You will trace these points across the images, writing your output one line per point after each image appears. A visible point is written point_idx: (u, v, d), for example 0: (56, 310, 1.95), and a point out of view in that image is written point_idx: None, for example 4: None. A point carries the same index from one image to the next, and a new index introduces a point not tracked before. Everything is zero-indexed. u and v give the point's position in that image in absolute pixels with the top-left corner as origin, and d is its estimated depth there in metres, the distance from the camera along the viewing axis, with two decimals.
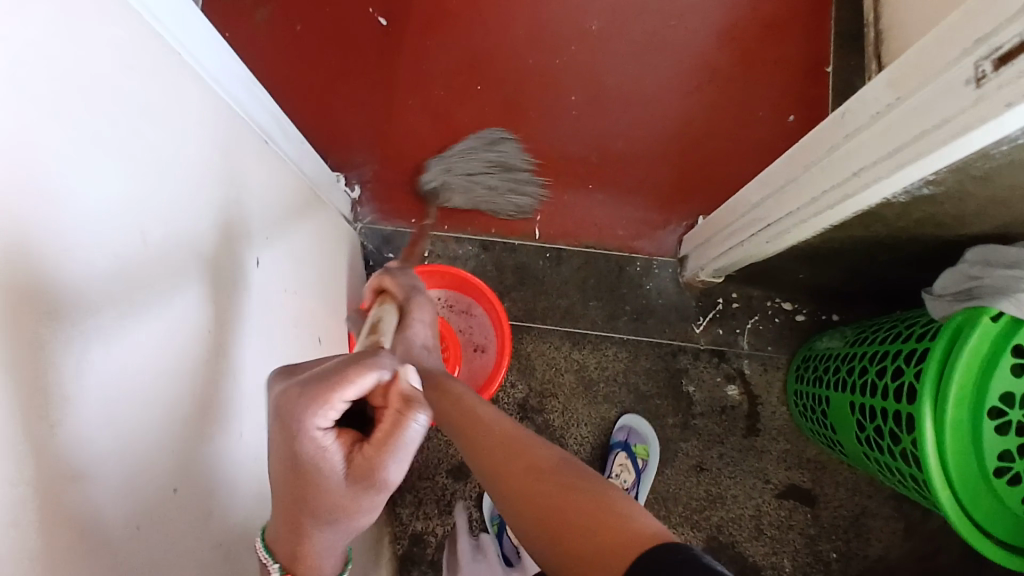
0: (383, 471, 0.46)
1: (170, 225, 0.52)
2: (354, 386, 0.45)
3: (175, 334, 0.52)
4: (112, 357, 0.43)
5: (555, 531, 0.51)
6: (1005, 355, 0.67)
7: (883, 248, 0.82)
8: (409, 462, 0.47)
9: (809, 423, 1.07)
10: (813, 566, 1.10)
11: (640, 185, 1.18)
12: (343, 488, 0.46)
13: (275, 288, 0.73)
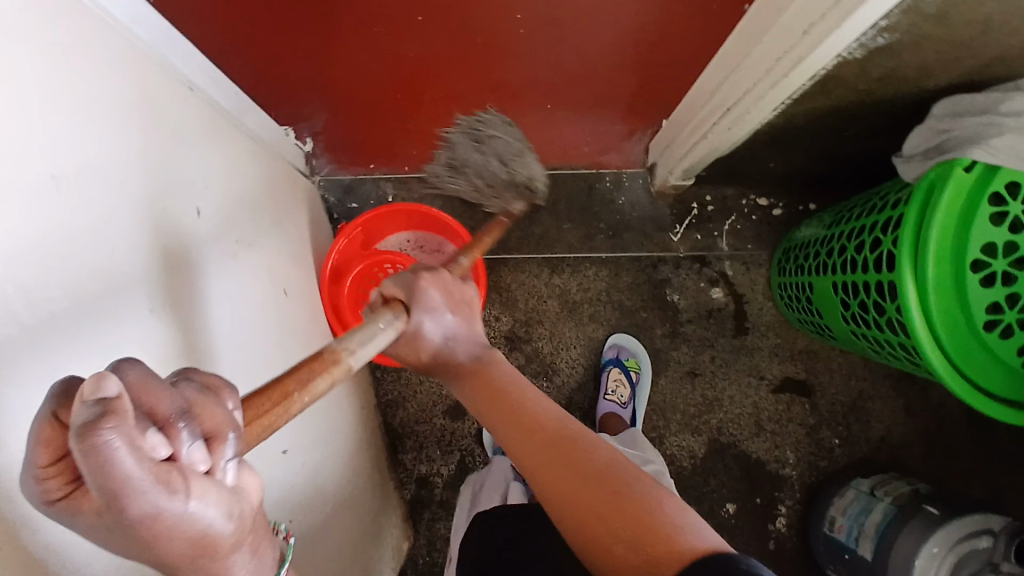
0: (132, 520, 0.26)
1: (94, 179, 0.48)
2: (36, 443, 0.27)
3: (118, 296, 0.48)
4: (48, 321, 0.40)
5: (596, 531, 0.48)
6: (982, 204, 0.66)
7: (850, 118, 0.79)
8: (150, 491, 0.26)
9: (797, 314, 1.06)
10: (817, 455, 1.10)
11: (605, 99, 1.07)
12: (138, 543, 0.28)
13: (229, 244, 0.69)
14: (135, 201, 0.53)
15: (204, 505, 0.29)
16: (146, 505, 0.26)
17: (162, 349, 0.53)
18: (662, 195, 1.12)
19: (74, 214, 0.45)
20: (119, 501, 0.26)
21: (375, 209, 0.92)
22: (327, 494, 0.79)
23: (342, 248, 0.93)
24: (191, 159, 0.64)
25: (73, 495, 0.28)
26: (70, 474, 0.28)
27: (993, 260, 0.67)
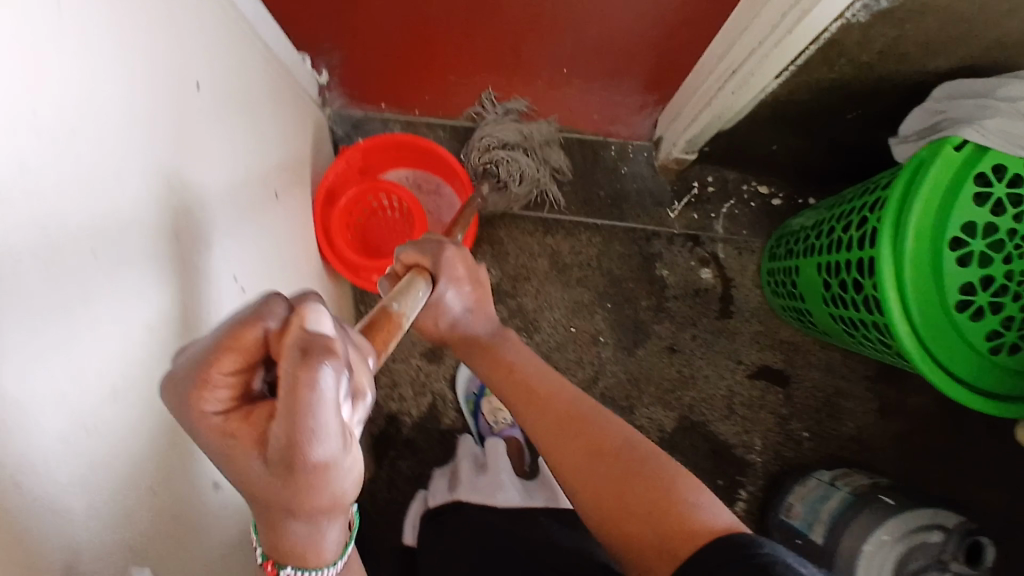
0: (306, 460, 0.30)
1: (114, 29, 0.46)
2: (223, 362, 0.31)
3: (123, 149, 0.47)
4: (63, 149, 0.40)
5: (614, 511, 0.57)
6: (968, 183, 0.66)
7: (853, 96, 0.79)
8: (337, 438, 0.30)
9: (781, 300, 1.07)
10: (784, 445, 1.11)
11: (620, 70, 1.09)
12: (279, 484, 0.31)
13: (229, 133, 0.68)
14: (150, 75, 0.52)
15: (351, 461, 0.33)
16: (328, 450, 0.30)
17: (165, 221, 0.52)
18: (664, 170, 1.12)
19: (92, 65, 0.43)
20: (305, 439, 0.29)
21: (379, 137, 0.92)
22: None
23: (339, 172, 0.93)
24: (194, 40, 0.60)
25: (231, 420, 0.32)
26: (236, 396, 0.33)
27: (971, 240, 0.67)
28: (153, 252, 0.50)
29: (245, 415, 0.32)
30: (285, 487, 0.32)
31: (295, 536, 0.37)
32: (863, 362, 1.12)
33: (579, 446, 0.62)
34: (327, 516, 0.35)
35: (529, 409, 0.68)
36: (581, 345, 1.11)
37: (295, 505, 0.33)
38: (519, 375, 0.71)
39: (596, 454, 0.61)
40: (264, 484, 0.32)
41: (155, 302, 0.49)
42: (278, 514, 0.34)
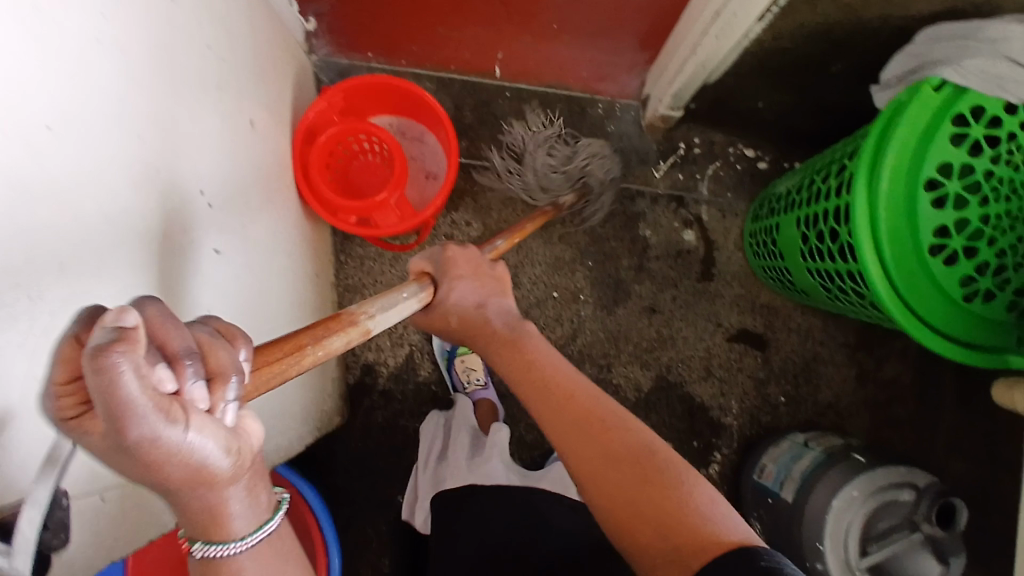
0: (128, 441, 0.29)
1: None
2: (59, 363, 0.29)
3: (95, 32, 0.44)
4: (31, 12, 0.37)
5: (624, 519, 0.51)
6: (944, 125, 0.67)
7: (837, 45, 0.79)
8: (155, 419, 0.29)
9: (762, 263, 1.07)
10: (760, 409, 1.11)
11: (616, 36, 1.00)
12: (135, 465, 0.31)
13: (206, 49, 0.64)
14: None
15: (199, 438, 0.32)
16: (151, 427, 0.29)
17: (132, 123, 0.49)
18: (651, 129, 1.12)
19: None
20: (122, 423, 0.28)
21: (362, 77, 0.91)
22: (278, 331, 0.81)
23: (321, 111, 0.92)
24: None
25: (81, 420, 0.30)
26: (82, 397, 0.30)
27: (947, 181, 0.67)
28: (116, 160, 0.47)
29: (87, 418, 0.30)
30: (149, 468, 0.31)
31: (201, 507, 0.37)
32: (843, 329, 1.12)
33: (595, 450, 0.55)
34: (217, 485, 0.36)
35: (542, 409, 0.61)
36: (561, 303, 1.11)
37: (175, 480, 0.33)
38: (537, 374, 0.64)
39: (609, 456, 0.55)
40: (128, 468, 0.31)
41: (122, 206, 0.47)
42: (169, 491, 0.35)
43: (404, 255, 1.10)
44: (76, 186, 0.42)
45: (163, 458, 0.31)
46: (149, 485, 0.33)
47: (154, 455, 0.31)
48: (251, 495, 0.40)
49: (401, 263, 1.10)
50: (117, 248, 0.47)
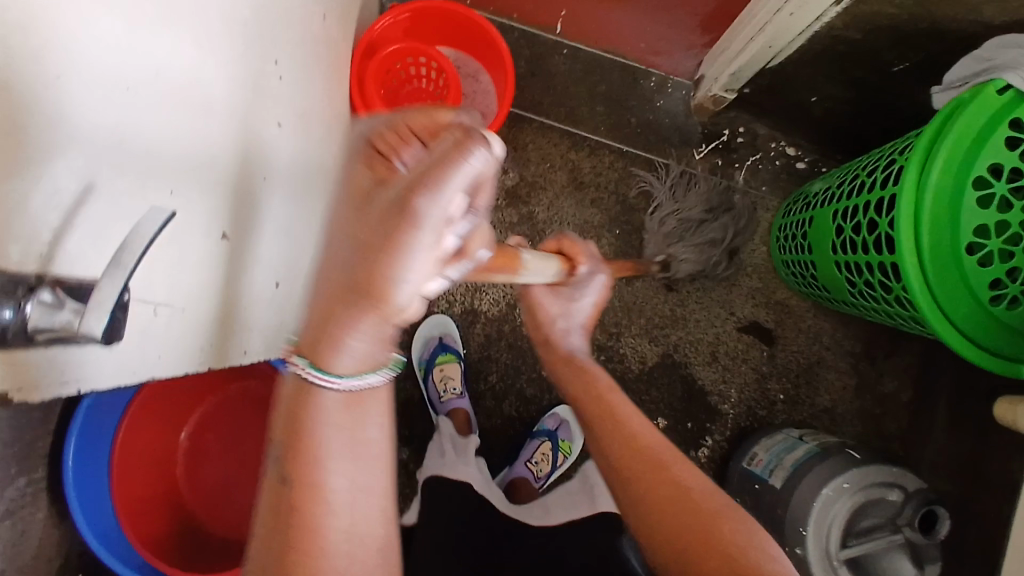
0: (416, 203, 0.37)
1: None
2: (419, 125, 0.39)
3: None
4: None
5: (695, 551, 0.58)
6: (1000, 126, 0.67)
7: (906, 42, 0.80)
8: (449, 202, 0.36)
9: (786, 257, 1.08)
10: (758, 403, 1.12)
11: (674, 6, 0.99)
12: (380, 228, 0.38)
13: None
14: None
15: (431, 262, 0.39)
16: (441, 217, 0.37)
17: None
18: (699, 110, 1.13)
19: None
20: (432, 191, 0.36)
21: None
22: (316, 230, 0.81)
23: (385, 27, 0.93)
24: None
25: (378, 170, 0.39)
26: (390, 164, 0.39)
27: (994, 182, 0.68)
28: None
29: (383, 166, 0.39)
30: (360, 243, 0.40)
31: (347, 322, 0.43)
32: (851, 338, 1.13)
33: (654, 480, 0.65)
34: (387, 304, 0.41)
35: (607, 433, 0.72)
36: None
37: (361, 275, 0.40)
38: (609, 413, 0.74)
39: (683, 508, 0.62)
40: (374, 229, 0.38)
41: (218, 40, 0.48)
42: (354, 282, 0.41)
43: None
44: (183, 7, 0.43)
45: (395, 248, 0.38)
46: (355, 258, 0.40)
47: (383, 240, 0.38)
48: (371, 342, 0.44)
49: None
50: (201, 75, 0.47)
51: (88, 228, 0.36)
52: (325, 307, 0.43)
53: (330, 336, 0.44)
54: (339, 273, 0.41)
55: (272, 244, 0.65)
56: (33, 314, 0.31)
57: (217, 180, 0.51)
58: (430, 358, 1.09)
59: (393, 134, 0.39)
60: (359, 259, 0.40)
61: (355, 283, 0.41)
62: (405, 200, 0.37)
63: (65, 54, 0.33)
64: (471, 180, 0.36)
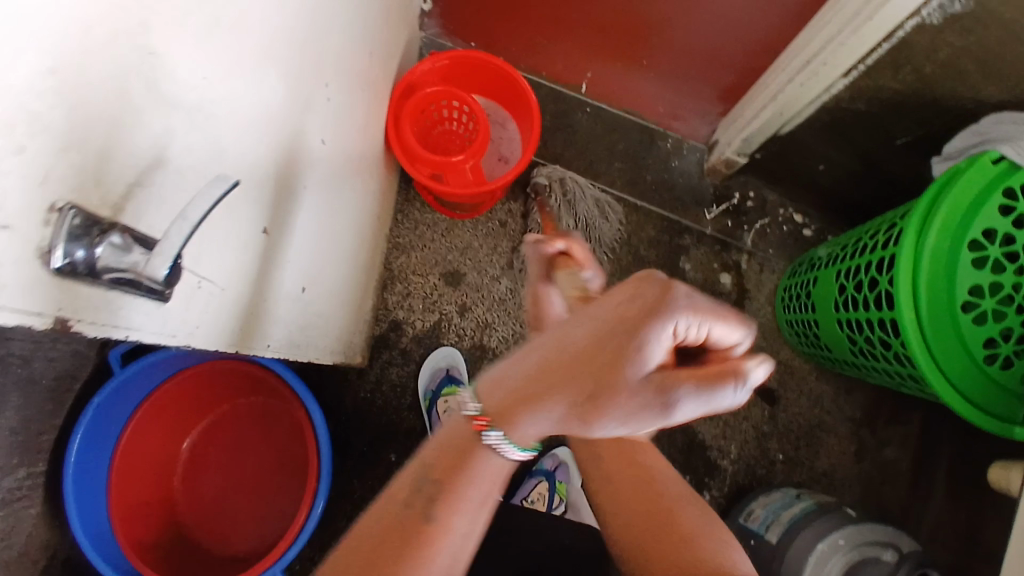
0: (682, 403, 0.44)
1: None
2: (718, 328, 0.46)
3: None
4: None
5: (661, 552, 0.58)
6: (995, 194, 0.72)
7: (910, 116, 0.85)
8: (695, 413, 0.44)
9: (790, 316, 1.10)
10: (757, 461, 1.12)
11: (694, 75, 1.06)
12: (634, 393, 0.45)
13: None
14: None
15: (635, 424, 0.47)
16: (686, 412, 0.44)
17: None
18: (712, 172, 1.18)
19: None
20: (710, 394, 0.43)
21: (471, 50, 0.99)
22: (342, 250, 0.86)
23: (424, 71, 1.00)
24: None
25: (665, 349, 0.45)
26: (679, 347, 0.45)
27: (988, 245, 0.72)
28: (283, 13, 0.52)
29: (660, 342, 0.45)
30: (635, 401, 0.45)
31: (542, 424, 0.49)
32: (851, 405, 1.14)
33: (621, 475, 0.65)
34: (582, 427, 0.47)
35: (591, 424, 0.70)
36: None
37: (591, 406, 0.46)
38: None
39: (650, 502, 0.62)
40: (641, 395, 0.45)
41: (281, 50, 0.54)
42: (574, 403, 0.47)
43: (457, 228, 1.16)
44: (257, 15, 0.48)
45: (632, 410, 0.45)
46: (588, 391, 0.46)
47: (611, 395, 0.45)
48: (541, 432, 0.50)
49: (452, 236, 1.16)
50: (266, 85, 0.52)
51: (158, 190, 0.41)
52: (520, 397, 0.48)
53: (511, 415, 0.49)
54: (559, 382, 0.47)
55: (300, 250, 0.69)
56: (106, 255, 0.34)
57: (261, 173, 0.56)
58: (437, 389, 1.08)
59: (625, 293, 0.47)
60: (594, 393, 0.46)
61: (583, 409, 0.47)
62: (677, 396, 0.44)
63: (166, 32, 0.38)
64: (716, 409, 0.44)
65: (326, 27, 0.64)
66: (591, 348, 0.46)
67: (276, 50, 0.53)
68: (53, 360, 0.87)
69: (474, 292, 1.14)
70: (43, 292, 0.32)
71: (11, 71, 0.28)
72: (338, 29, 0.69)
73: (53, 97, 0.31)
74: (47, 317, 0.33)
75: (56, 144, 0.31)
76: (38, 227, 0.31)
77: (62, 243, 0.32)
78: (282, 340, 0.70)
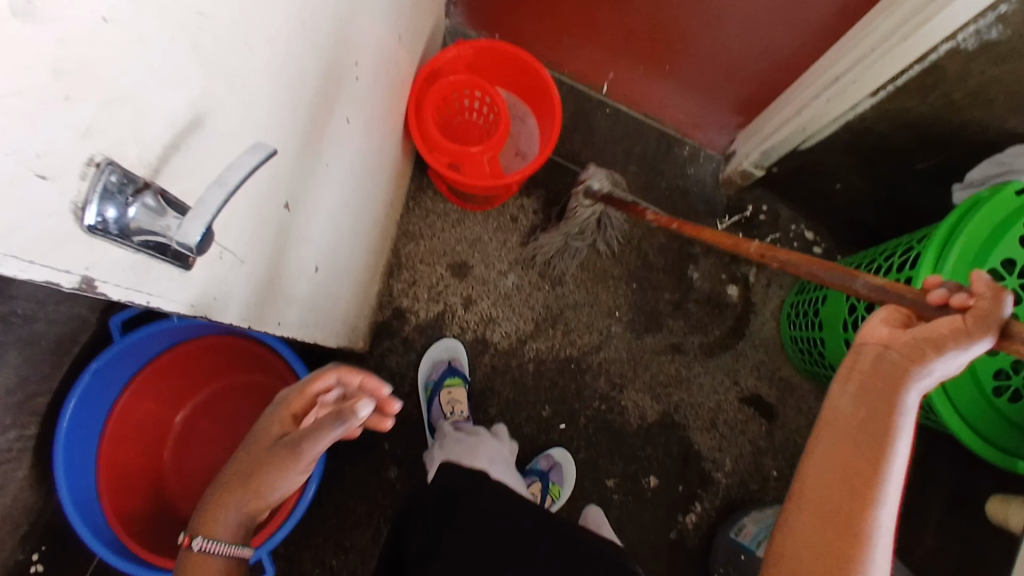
0: (308, 449, 0.55)
1: None
2: (330, 377, 0.61)
3: None
4: None
5: None
6: (1016, 225, 0.72)
7: (935, 141, 0.85)
8: (322, 443, 0.54)
9: (794, 332, 1.10)
10: (750, 475, 1.12)
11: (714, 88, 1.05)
12: (269, 464, 0.55)
13: None
14: None
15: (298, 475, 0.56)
16: (315, 450, 0.55)
17: None
18: (727, 183, 1.18)
19: None
20: (328, 428, 0.53)
21: (497, 41, 0.98)
22: (354, 231, 0.84)
23: (449, 58, 0.99)
24: None
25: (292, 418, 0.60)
26: (299, 414, 0.59)
27: (1006, 276, 0.73)
28: None
29: (291, 421, 0.58)
30: (277, 465, 0.55)
31: (232, 517, 0.55)
32: None
33: (834, 479, 0.44)
34: (263, 497, 0.56)
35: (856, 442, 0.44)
36: (596, 311, 1.14)
37: (252, 481, 0.55)
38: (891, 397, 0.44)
39: (845, 538, 0.43)
40: (275, 454, 0.55)
41: (314, 20, 0.53)
42: (246, 488, 0.56)
43: (467, 220, 1.15)
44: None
45: (267, 470, 0.56)
46: (242, 477, 0.56)
47: (258, 469, 0.56)
48: (239, 523, 0.56)
49: (462, 227, 1.15)
50: (294, 52, 0.51)
51: (192, 154, 0.40)
52: (215, 502, 0.56)
53: (213, 521, 0.55)
54: (234, 477, 0.56)
55: (316, 228, 0.68)
56: (141, 217, 0.33)
57: (284, 145, 0.54)
58: (438, 379, 1.08)
59: (301, 402, 0.61)
60: (251, 471, 0.56)
61: (252, 487, 0.55)
62: (296, 442, 0.55)
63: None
64: (344, 429, 0.53)
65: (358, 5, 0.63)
66: (256, 446, 0.58)
67: (310, 20, 0.52)
68: (53, 321, 0.85)
69: (480, 285, 1.13)
70: (76, 249, 0.31)
71: (69, 13, 0.27)
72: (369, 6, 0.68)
73: (102, 46, 0.30)
74: (75, 277, 0.32)
75: (101, 94, 0.30)
76: (76, 179, 0.30)
77: (96, 200, 0.31)
78: (295, 319, 0.69)
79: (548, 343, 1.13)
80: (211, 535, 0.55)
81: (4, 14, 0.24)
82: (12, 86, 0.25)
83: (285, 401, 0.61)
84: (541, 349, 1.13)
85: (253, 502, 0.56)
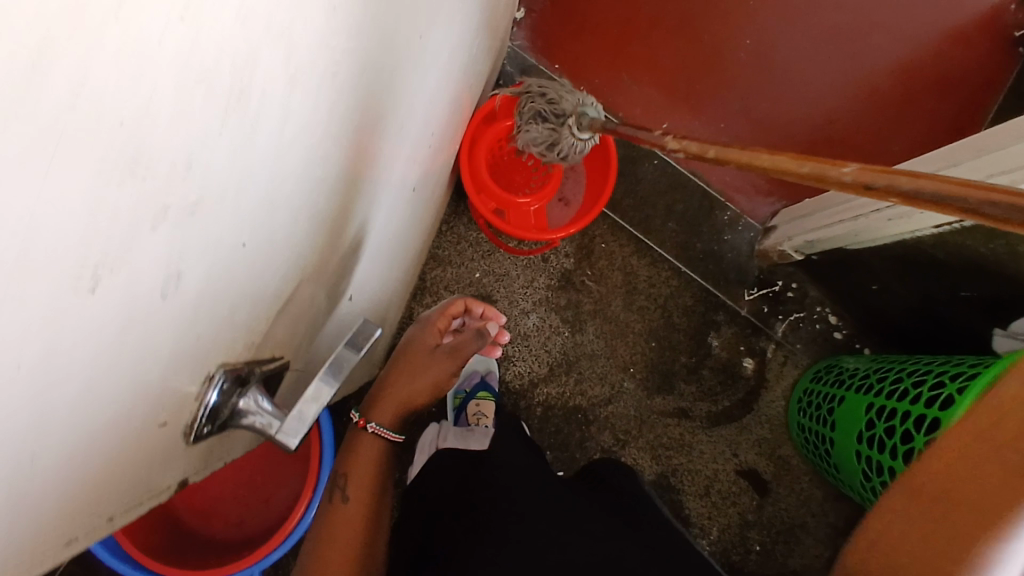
0: (464, 349, 0.88)
1: None
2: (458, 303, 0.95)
3: None
4: None
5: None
6: None
7: (989, 279, 0.84)
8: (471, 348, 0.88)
9: (804, 419, 1.10)
10: (734, 547, 1.13)
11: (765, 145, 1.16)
12: (438, 359, 0.87)
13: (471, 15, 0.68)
14: None
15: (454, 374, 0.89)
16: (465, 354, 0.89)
17: (422, 55, 0.51)
18: (762, 256, 1.15)
19: None
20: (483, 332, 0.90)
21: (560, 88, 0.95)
22: (389, 281, 0.82)
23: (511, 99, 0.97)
24: None
25: (436, 331, 0.92)
26: (440, 329, 0.93)
27: None
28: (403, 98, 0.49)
29: (436, 332, 0.92)
30: (437, 368, 0.86)
31: (405, 398, 0.84)
32: (836, 512, 1.15)
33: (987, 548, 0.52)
34: (429, 386, 0.86)
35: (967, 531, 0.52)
36: (611, 364, 1.15)
37: (421, 375, 0.85)
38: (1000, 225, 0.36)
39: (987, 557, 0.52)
40: (444, 353, 0.88)
41: (397, 123, 0.51)
42: (420, 377, 0.85)
43: (498, 254, 1.13)
44: (387, 97, 0.45)
45: (437, 368, 0.86)
46: (415, 367, 0.86)
47: (432, 362, 0.87)
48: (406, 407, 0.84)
49: (492, 260, 1.13)
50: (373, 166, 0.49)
51: (279, 313, 0.37)
52: (393, 391, 0.84)
53: (394, 398, 0.84)
54: (408, 371, 0.86)
55: (358, 296, 0.66)
56: (252, 415, 0.32)
57: (349, 244, 0.52)
58: (471, 390, 1.10)
59: (441, 322, 0.94)
60: (421, 369, 0.86)
61: (424, 378, 0.85)
62: (456, 346, 0.89)
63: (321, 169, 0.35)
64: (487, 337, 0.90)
65: (434, 86, 0.61)
66: (417, 344, 0.90)
67: (394, 119, 0.49)
68: None
69: None
70: (176, 466, 0.31)
71: (210, 262, 0.25)
72: (443, 76, 0.64)
73: (236, 269, 0.28)
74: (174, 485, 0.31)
75: (225, 313, 0.28)
76: (192, 400, 0.29)
77: (207, 414, 0.30)
78: None
79: (560, 389, 1.13)
80: (384, 416, 0.82)
81: (155, 300, 0.22)
82: (145, 358, 0.23)
83: (424, 320, 0.95)
84: (551, 394, 1.13)
85: (418, 393, 0.85)
